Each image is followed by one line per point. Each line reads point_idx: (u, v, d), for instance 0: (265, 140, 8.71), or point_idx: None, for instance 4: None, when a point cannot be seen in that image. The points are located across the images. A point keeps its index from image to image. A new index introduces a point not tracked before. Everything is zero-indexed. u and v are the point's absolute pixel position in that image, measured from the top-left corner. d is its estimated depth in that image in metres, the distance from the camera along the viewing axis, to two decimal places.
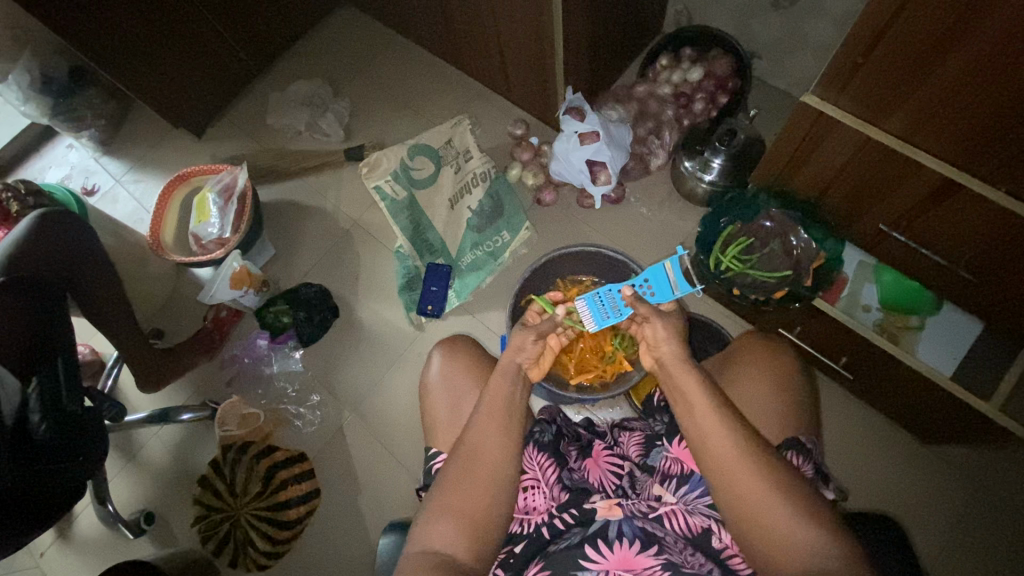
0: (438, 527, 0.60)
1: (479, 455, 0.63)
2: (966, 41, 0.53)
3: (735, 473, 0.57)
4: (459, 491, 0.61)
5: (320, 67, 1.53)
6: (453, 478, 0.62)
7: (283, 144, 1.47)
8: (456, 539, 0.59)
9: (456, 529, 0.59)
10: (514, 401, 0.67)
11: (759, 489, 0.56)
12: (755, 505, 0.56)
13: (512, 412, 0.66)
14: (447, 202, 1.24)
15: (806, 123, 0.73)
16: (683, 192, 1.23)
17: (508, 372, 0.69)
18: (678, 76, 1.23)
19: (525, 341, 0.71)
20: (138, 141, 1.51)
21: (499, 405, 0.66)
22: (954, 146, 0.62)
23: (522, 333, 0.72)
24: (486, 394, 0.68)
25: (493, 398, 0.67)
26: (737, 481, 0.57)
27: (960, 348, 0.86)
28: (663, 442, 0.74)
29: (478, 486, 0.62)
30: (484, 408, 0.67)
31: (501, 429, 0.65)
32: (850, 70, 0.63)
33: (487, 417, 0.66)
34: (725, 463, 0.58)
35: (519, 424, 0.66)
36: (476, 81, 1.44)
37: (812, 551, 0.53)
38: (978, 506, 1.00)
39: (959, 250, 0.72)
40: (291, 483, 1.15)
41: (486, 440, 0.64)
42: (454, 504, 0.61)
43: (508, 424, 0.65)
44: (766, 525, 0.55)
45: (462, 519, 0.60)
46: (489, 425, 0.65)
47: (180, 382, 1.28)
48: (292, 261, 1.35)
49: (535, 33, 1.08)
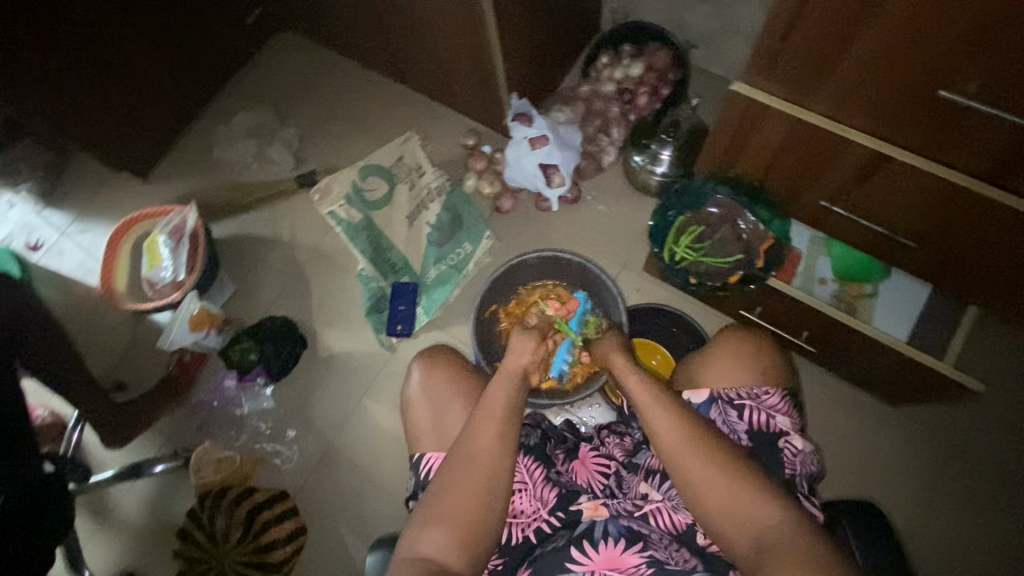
0: (431, 534, 0.60)
1: (473, 454, 0.65)
2: (877, 20, 0.55)
3: (692, 456, 0.62)
4: (452, 496, 0.62)
5: (263, 95, 1.50)
6: (447, 481, 0.64)
7: (232, 176, 1.44)
8: (449, 547, 0.60)
9: (445, 534, 0.60)
10: (512, 403, 0.69)
11: (731, 493, 0.59)
12: (719, 493, 0.60)
13: (510, 412, 0.68)
14: (405, 220, 1.23)
15: (738, 112, 0.73)
16: (637, 185, 1.23)
17: (510, 375, 0.72)
18: (621, 73, 1.23)
19: (526, 344, 0.75)
20: (82, 188, 1.46)
21: (495, 409, 0.68)
22: (879, 119, 0.64)
23: (520, 340, 0.76)
24: (484, 398, 0.70)
25: (493, 398, 0.69)
26: (714, 485, 0.60)
27: (912, 311, 0.89)
28: (647, 444, 0.76)
29: (474, 486, 0.63)
30: (480, 407, 0.69)
31: (495, 433, 0.66)
32: (772, 55, 0.64)
33: (486, 417, 0.68)
34: (690, 459, 0.62)
35: (517, 425, 0.68)
36: (423, 94, 1.43)
37: (776, 531, 0.56)
38: (951, 460, 1.04)
39: (896, 222, 0.74)
40: (274, 524, 1.12)
41: (483, 441, 0.66)
42: (448, 512, 0.61)
43: (501, 426, 0.67)
44: (727, 505, 0.59)
45: (456, 524, 0.61)
46: (484, 428, 0.67)
47: (149, 434, 1.23)
48: (254, 296, 1.32)
49: (472, 43, 1.09)
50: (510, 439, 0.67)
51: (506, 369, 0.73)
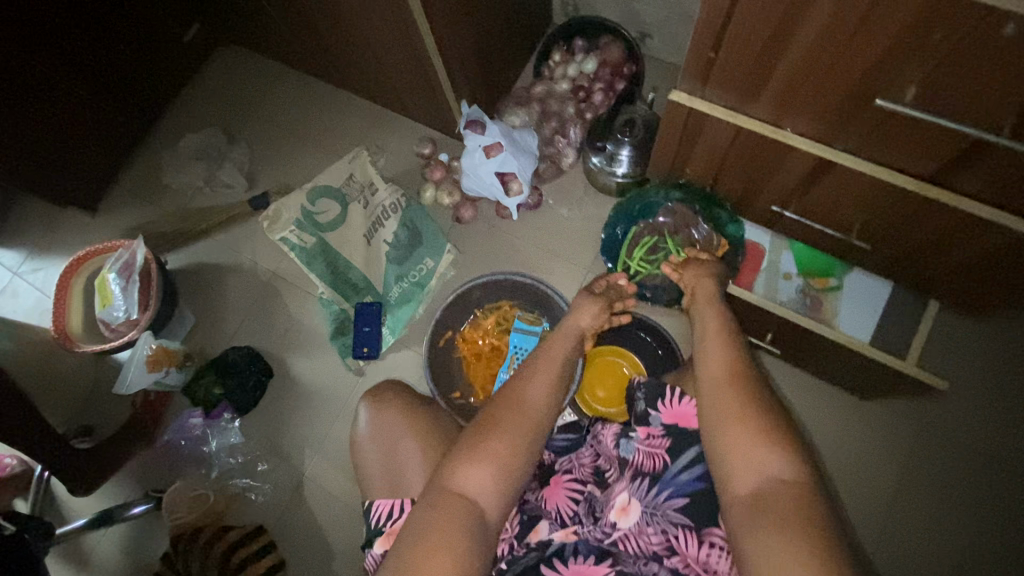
0: (472, 468, 0.61)
1: (523, 394, 0.68)
2: (802, 29, 0.53)
3: (723, 403, 0.64)
4: (496, 432, 0.63)
5: (211, 115, 1.44)
6: (494, 416, 0.65)
7: (184, 203, 1.39)
8: (487, 484, 0.60)
9: (485, 472, 0.61)
10: (569, 357, 0.75)
11: (752, 449, 0.59)
12: (744, 450, 0.60)
13: (562, 366, 0.73)
14: (362, 237, 1.20)
15: (681, 119, 0.72)
16: (598, 186, 1.20)
17: (570, 333, 0.78)
18: (574, 69, 1.20)
19: (586, 306, 0.82)
20: (30, 227, 1.40)
21: (551, 361, 0.73)
22: (820, 124, 0.63)
23: (586, 304, 0.82)
24: (542, 351, 0.75)
25: (553, 350, 0.75)
26: (741, 437, 0.61)
27: (876, 304, 0.86)
28: (632, 436, 0.73)
29: (522, 421, 0.65)
30: (539, 355, 0.74)
31: (547, 382, 0.70)
32: (706, 64, 0.62)
33: (539, 366, 0.72)
34: (729, 406, 0.63)
35: (565, 381, 0.72)
36: (375, 103, 1.38)
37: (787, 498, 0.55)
38: (929, 446, 1.03)
39: (851, 220, 0.73)
40: (252, 560, 1.07)
41: (535, 385, 0.69)
42: (492, 449, 0.62)
43: (552, 377, 0.70)
44: (745, 452, 0.60)
45: (500, 461, 0.61)
46: (537, 375, 0.70)
47: (119, 477, 1.20)
48: (215, 327, 1.28)
49: (412, 51, 1.04)
50: (557, 389, 0.70)
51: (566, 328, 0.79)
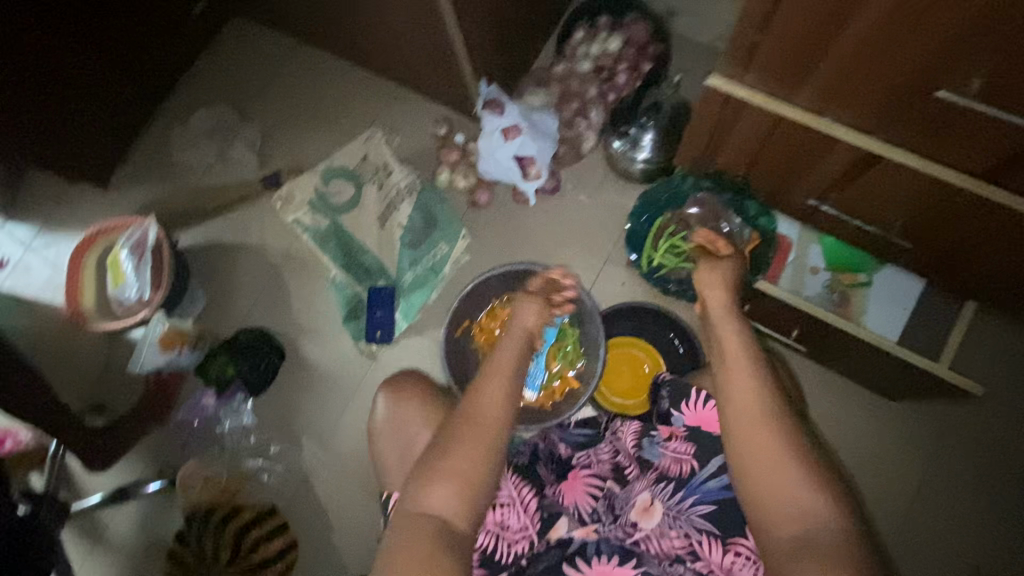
0: (437, 490, 0.61)
1: (476, 409, 0.67)
2: (863, 12, 0.50)
3: (749, 407, 0.64)
4: (450, 454, 0.63)
5: (223, 89, 1.41)
6: (452, 437, 0.65)
7: (195, 180, 1.36)
8: (453, 502, 0.61)
9: (452, 490, 0.61)
10: (516, 362, 0.73)
11: (778, 456, 0.60)
12: (772, 458, 0.60)
13: (511, 372, 0.72)
14: (376, 221, 1.24)
15: (716, 104, 0.69)
16: (618, 171, 1.16)
17: (517, 337, 0.77)
18: (597, 48, 1.14)
19: (527, 308, 0.80)
20: (39, 200, 1.37)
21: (500, 368, 0.72)
22: (866, 115, 0.60)
23: (527, 306, 0.80)
24: (490, 360, 0.74)
25: (500, 359, 0.73)
26: (769, 441, 0.61)
27: (906, 302, 0.84)
28: (655, 433, 0.73)
29: (481, 437, 0.65)
30: (486, 366, 0.73)
31: (496, 393, 0.69)
32: (751, 46, 0.58)
33: (487, 377, 0.71)
34: (753, 411, 0.64)
35: (518, 390, 0.71)
36: (390, 80, 1.34)
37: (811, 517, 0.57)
38: (948, 446, 1.01)
39: (889, 216, 0.72)
40: (264, 542, 1.09)
41: (488, 400, 0.68)
42: (457, 470, 0.62)
43: (503, 387, 0.70)
44: (776, 459, 0.60)
45: (461, 479, 0.61)
46: (490, 386, 0.70)
47: (132, 456, 1.20)
48: (226, 308, 1.26)
49: (432, 26, 1.01)
50: (511, 397, 0.69)
51: (511, 330, 0.78)
